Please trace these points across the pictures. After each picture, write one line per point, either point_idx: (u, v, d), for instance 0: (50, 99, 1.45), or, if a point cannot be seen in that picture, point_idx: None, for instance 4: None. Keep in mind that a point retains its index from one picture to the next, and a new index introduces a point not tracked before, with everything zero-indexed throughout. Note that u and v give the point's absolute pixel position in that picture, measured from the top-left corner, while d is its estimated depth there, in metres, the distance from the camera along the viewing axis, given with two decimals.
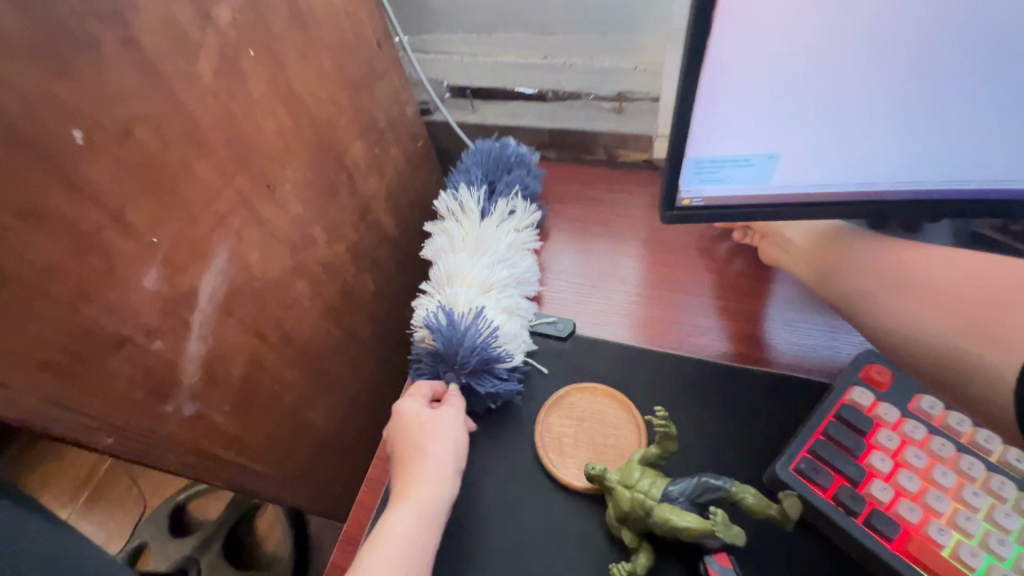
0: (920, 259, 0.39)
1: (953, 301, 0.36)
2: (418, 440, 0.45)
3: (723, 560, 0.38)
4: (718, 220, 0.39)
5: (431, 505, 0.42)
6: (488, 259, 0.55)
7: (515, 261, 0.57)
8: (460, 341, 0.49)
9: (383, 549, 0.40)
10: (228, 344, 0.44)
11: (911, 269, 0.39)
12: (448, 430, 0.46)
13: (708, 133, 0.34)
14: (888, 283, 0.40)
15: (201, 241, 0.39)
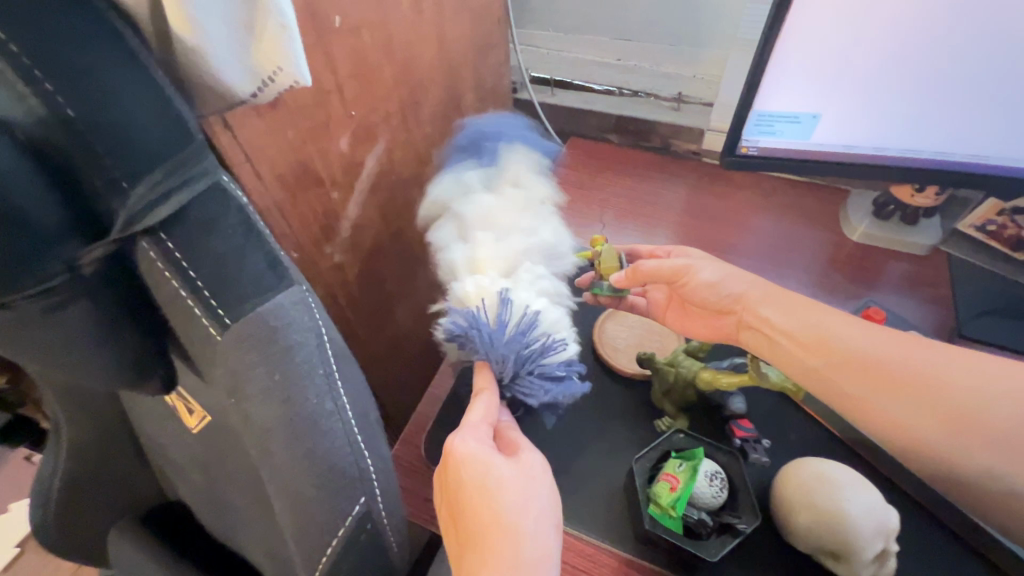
0: (922, 359, 0.39)
1: (980, 403, 0.37)
2: (494, 503, 0.37)
3: (745, 424, 0.48)
4: (765, 169, 0.51)
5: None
6: (501, 234, 0.52)
7: (535, 229, 0.54)
8: (496, 341, 0.44)
9: None
10: (368, 219, 0.55)
11: (939, 375, 0.39)
12: (531, 489, 0.38)
13: (770, 93, 0.47)
14: (909, 395, 0.39)
15: (373, 126, 0.51)
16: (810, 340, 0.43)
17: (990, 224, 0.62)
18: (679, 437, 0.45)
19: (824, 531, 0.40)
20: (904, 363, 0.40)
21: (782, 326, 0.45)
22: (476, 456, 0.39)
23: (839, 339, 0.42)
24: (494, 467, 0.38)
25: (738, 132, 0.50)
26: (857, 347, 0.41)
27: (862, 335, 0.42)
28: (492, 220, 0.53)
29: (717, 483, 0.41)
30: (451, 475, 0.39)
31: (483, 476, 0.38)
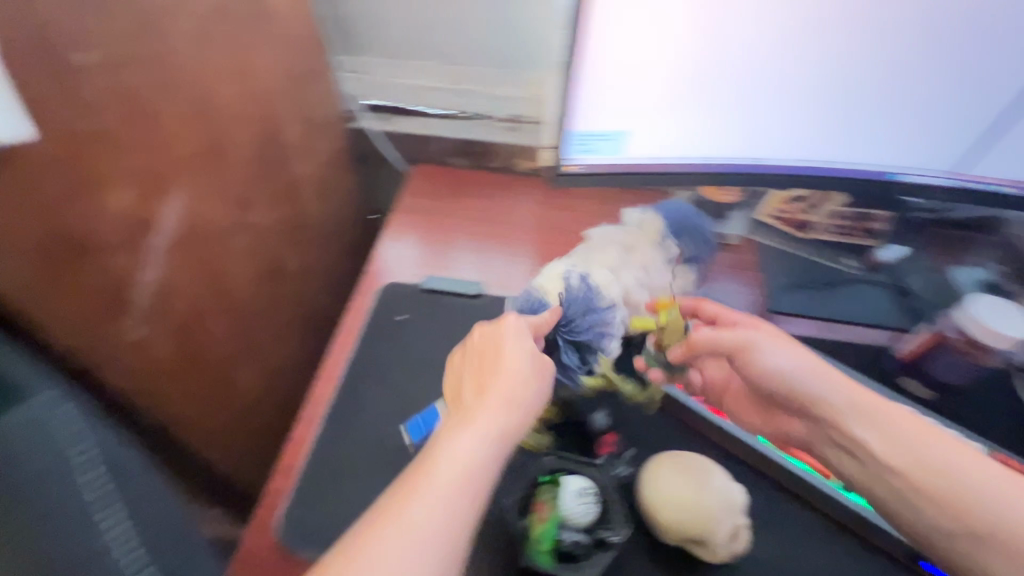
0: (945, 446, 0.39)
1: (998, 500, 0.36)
2: (458, 426, 0.36)
3: (609, 437, 0.51)
4: (591, 184, 0.54)
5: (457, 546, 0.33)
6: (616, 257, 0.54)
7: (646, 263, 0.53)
8: (582, 306, 0.48)
9: None
10: (176, 283, 0.48)
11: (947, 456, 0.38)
12: (497, 425, 0.37)
13: (582, 114, 0.49)
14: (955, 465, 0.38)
15: (161, 175, 0.44)
16: (824, 388, 0.44)
17: (780, 211, 0.73)
18: (547, 459, 0.45)
19: (687, 522, 0.42)
20: (917, 441, 0.40)
21: (792, 376, 0.45)
22: (514, 346, 0.41)
23: (885, 414, 0.41)
24: (528, 386, 0.40)
25: (561, 151, 0.51)
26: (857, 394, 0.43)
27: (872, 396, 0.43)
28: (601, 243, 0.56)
29: (587, 499, 0.42)
30: (492, 337, 0.42)
31: (513, 384, 0.39)
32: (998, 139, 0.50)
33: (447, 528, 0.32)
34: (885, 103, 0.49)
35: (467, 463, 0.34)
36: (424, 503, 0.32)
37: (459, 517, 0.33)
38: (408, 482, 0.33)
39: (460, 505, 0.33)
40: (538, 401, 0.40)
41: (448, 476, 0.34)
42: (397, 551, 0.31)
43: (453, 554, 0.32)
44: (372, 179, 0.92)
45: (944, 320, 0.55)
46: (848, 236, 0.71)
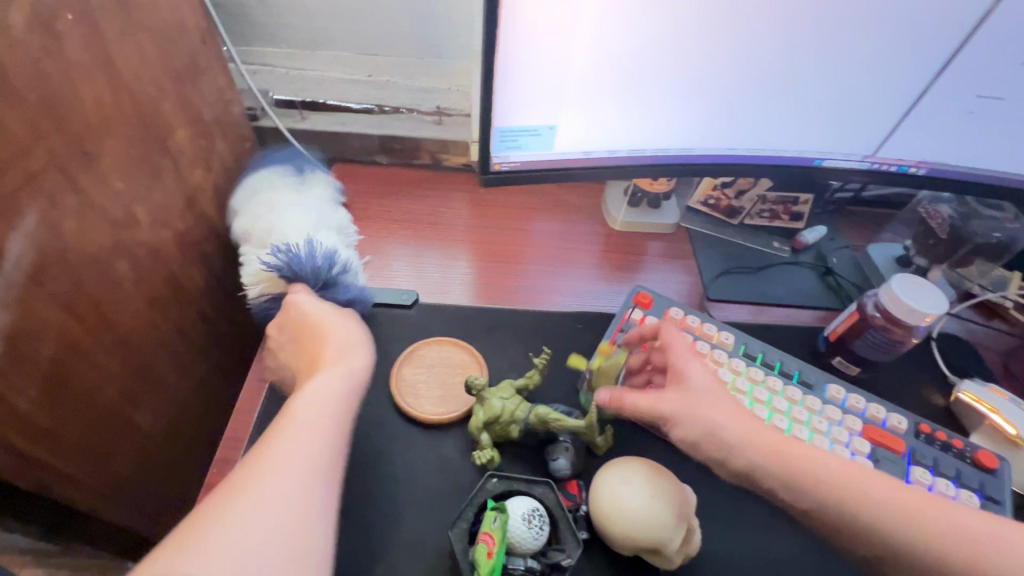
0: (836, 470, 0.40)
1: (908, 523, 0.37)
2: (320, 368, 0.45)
3: (573, 488, 0.45)
4: (521, 181, 0.51)
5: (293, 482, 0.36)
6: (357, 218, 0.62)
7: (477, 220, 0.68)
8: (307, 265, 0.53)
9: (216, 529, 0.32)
10: (41, 322, 0.40)
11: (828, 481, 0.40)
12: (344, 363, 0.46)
13: (506, 109, 0.46)
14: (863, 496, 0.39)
15: (6, 197, 0.36)
16: (753, 455, 0.41)
17: (710, 199, 0.73)
18: (492, 483, 0.42)
19: (638, 535, 0.41)
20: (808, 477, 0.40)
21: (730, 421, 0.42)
22: (329, 315, 0.50)
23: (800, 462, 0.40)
24: (355, 348, 0.48)
25: (487, 149, 0.48)
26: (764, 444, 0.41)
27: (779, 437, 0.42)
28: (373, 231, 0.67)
29: (535, 523, 0.39)
30: (292, 315, 0.50)
31: (338, 346, 0.47)
32: (909, 122, 0.51)
33: (314, 467, 0.37)
34: (805, 88, 0.49)
35: (325, 413, 0.41)
36: (275, 462, 0.36)
37: (315, 469, 0.37)
38: (268, 437, 0.39)
39: (318, 449, 0.38)
40: (366, 363, 0.48)
41: (309, 426, 0.39)
42: (268, 494, 0.35)
43: (320, 475, 0.37)
44: None
45: (865, 297, 0.56)
46: (777, 219, 0.72)
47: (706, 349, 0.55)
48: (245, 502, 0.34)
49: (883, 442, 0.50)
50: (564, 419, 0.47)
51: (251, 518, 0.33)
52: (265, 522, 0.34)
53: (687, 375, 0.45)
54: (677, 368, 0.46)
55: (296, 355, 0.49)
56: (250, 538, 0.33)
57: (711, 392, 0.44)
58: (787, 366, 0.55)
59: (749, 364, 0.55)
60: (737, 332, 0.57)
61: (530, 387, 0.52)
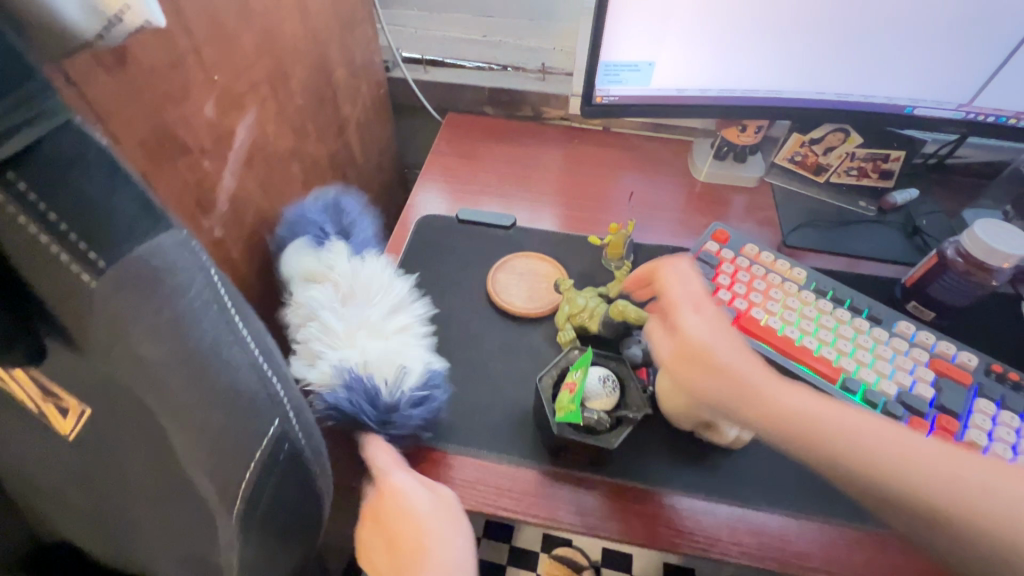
0: (851, 426, 0.38)
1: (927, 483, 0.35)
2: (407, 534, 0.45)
3: (642, 373, 0.53)
4: (618, 116, 0.59)
5: None
6: (369, 309, 0.52)
7: (368, 311, 0.52)
8: (408, 410, 0.48)
9: None
10: (249, 195, 0.54)
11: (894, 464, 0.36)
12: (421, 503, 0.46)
13: (613, 45, 0.54)
14: (884, 464, 0.36)
15: (241, 94, 0.50)
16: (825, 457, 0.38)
17: (796, 155, 0.75)
18: (574, 353, 0.51)
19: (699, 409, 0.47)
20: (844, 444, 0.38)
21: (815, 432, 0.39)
22: (430, 513, 0.45)
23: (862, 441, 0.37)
24: (435, 519, 0.45)
25: (592, 83, 0.56)
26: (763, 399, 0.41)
27: (784, 394, 0.41)
28: (363, 287, 0.53)
29: (609, 384, 0.47)
30: (386, 503, 0.46)
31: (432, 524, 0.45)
32: (1007, 68, 0.53)
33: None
34: (901, 31, 0.52)
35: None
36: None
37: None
38: None
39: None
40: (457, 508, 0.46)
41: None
42: None
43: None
44: (408, 130, 0.97)
45: (947, 244, 0.57)
46: (864, 177, 0.73)
47: (777, 281, 0.60)
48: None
49: (949, 375, 0.52)
50: (642, 313, 0.54)
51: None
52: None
53: (682, 328, 0.45)
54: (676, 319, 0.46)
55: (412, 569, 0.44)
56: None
57: (703, 325, 0.45)
58: (857, 303, 0.59)
59: (818, 297, 0.59)
60: (810, 271, 0.61)
61: (609, 296, 0.60)
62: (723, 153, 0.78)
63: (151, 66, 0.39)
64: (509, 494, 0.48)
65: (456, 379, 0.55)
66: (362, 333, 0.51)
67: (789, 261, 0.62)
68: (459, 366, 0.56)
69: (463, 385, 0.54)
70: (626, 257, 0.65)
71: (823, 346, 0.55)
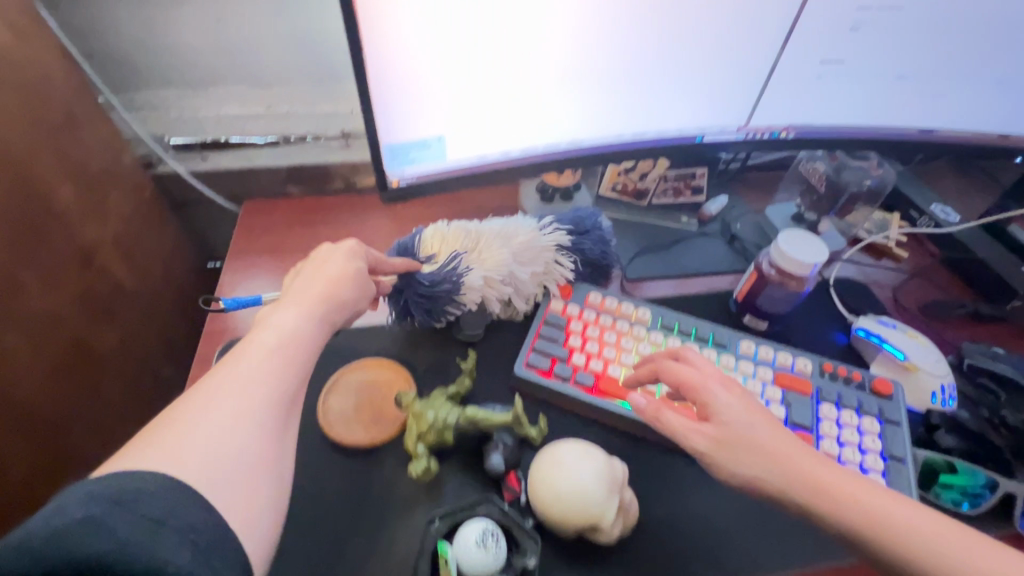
0: (824, 476, 0.40)
1: (899, 523, 0.37)
2: (313, 266, 0.47)
3: (512, 480, 0.47)
4: (423, 194, 0.53)
5: (286, 352, 0.41)
6: (502, 243, 0.57)
7: (512, 240, 0.57)
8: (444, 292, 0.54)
9: (200, 406, 0.36)
10: None
11: (854, 496, 0.39)
12: (335, 258, 0.48)
13: (390, 127, 0.47)
14: (842, 503, 0.38)
15: None
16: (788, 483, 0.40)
17: (617, 184, 0.75)
18: (435, 525, 0.42)
19: (577, 521, 0.43)
20: (822, 489, 0.39)
21: (799, 471, 0.40)
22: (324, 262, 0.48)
23: (836, 486, 0.39)
24: (332, 264, 0.47)
25: (380, 167, 0.49)
26: (737, 458, 0.41)
27: (774, 443, 0.41)
28: (506, 238, 0.57)
29: (488, 542, 0.40)
30: (307, 266, 0.48)
31: (321, 293, 0.45)
32: (772, 88, 0.55)
33: (258, 412, 0.37)
34: (676, 69, 0.52)
35: (288, 338, 0.41)
36: (222, 389, 0.37)
37: (292, 362, 0.41)
38: (219, 365, 0.39)
39: (273, 397, 0.38)
40: (352, 297, 0.47)
41: (269, 344, 0.41)
42: (198, 435, 0.35)
43: (269, 416, 0.37)
44: (205, 221, 0.82)
45: (761, 257, 0.60)
46: (682, 195, 0.76)
47: (626, 327, 0.59)
48: (211, 405, 0.36)
49: (793, 387, 0.54)
50: (492, 416, 0.48)
51: (212, 431, 0.35)
52: (231, 479, 0.34)
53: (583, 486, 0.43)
54: (705, 400, 0.44)
55: (309, 284, 0.46)
56: (205, 452, 0.34)
57: (707, 437, 0.43)
58: (702, 331, 0.58)
59: (668, 334, 0.58)
60: (654, 308, 0.60)
61: (461, 393, 0.53)
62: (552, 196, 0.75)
63: None
64: None
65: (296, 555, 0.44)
66: (491, 239, 0.56)
67: (635, 303, 0.61)
68: (291, 536, 0.45)
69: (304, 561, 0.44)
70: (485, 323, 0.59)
71: None
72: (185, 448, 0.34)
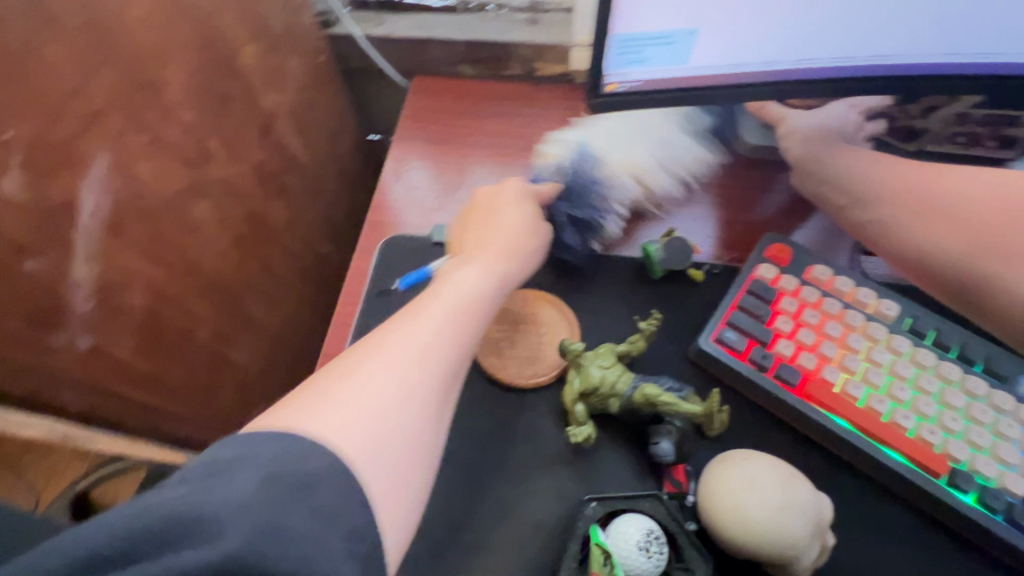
0: (948, 188, 0.45)
1: (994, 218, 0.43)
2: (488, 213, 0.47)
3: (679, 473, 0.40)
4: (639, 108, 0.40)
5: (465, 312, 0.38)
6: (634, 141, 0.54)
7: (669, 145, 0.55)
8: (585, 180, 0.51)
9: (396, 354, 0.34)
10: (128, 273, 0.39)
11: (964, 207, 0.44)
12: (512, 211, 0.46)
13: (632, 9, 0.35)
14: (946, 200, 0.44)
15: (68, 143, 0.33)
16: (892, 209, 0.46)
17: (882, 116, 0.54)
18: (592, 507, 0.37)
19: (762, 553, 0.35)
20: (922, 197, 0.45)
21: (940, 205, 0.44)
22: (512, 206, 0.47)
23: (936, 196, 0.45)
24: (522, 218, 0.46)
25: (600, 65, 0.38)
26: (884, 193, 0.46)
27: (912, 175, 0.47)
28: (609, 137, 0.54)
29: (654, 549, 0.34)
30: (485, 201, 0.48)
31: (508, 244, 0.44)
32: None
33: (431, 381, 0.34)
34: None
35: (472, 293, 0.40)
36: (402, 341, 0.35)
37: (465, 316, 0.38)
38: (410, 308, 0.38)
39: (445, 359, 0.36)
40: (521, 270, 0.44)
41: (453, 300, 0.39)
42: (404, 393, 0.33)
43: (440, 386, 0.35)
44: (372, 94, 0.77)
45: None
46: (975, 145, 0.54)
47: (858, 321, 0.45)
48: (373, 363, 0.34)
49: None
50: (678, 404, 0.40)
51: (375, 402, 0.32)
52: (385, 453, 0.31)
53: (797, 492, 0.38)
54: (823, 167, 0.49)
55: (482, 238, 0.45)
56: (384, 414, 0.32)
57: (850, 196, 0.48)
58: (968, 351, 0.43)
59: (916, 343, 0.44)
60: (903, 302, 0.45)
61: (632, 354, 0.45)
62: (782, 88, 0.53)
63: None
64: None
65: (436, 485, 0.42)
66: (621, 136, 0.54)
67: (875, 291, 0.46)
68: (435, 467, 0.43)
69: (444, 496, 0.42)
70: (700, 266, 0.50)
71: (922, 422, 0.41)
72: (371, 392, 0.32)
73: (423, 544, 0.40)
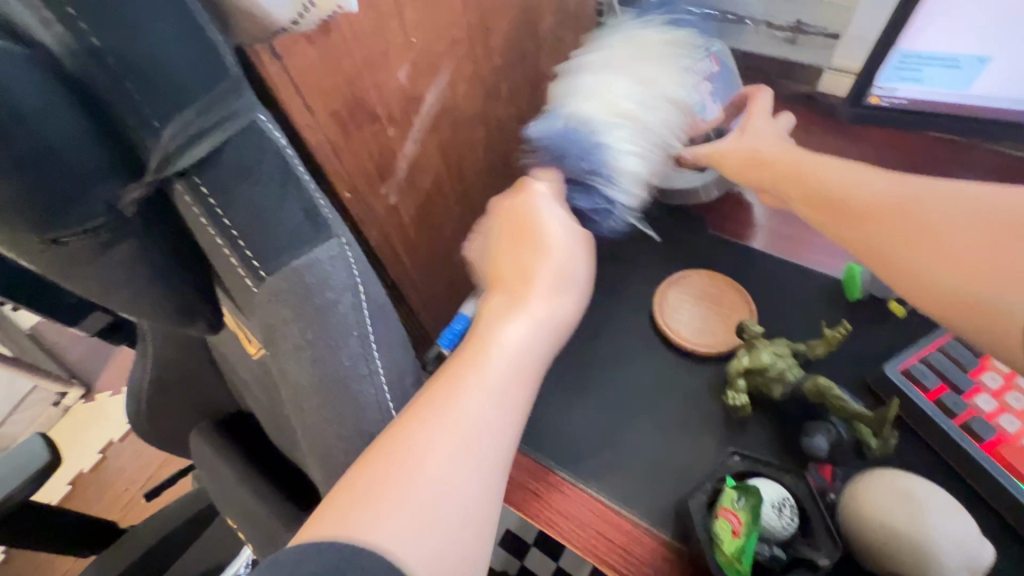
0: (924, 195, 0.35)
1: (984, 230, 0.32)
2: (540, 235, 0.41)
3: (826, 473, 0.42)
4: (896, 122, 0.43)
5: (513, 392, 0.35)
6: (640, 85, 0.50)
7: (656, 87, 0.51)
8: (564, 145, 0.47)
9: (424, 458, 0.31)
10: (429, 161, 0.51)
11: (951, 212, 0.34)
12: (578, 254, 0.41)
13: (927, 26, 0.37)
14: (958, 211, 0.34)
15: (436, 58, 0.46)
16: (873, 215, 0.37)
17: None
18: (734, 460, 0.41)
19: (896, 564, 0.36)
20: (876, 195, 0.37)
21: (880, 196, 0.37)
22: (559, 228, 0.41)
23: (922, 196, 0.35)
24: (572, 261, 0.41)
25: (871, 76, 0.41)
26: (854, 191, 0.39)
27: (855, 178, 0.40)
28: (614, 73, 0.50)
29: (786, 513, 0.37)
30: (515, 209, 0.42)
31: (558, 270, 0.39)
32: None
33: (486, 448, 0.32)
34: None
35: (520, 358, 0.36)
36: (431, 436, 0.31)
37: (515, 388, 0.35)
38: (448, 387, 0.33)
39: (486, 449, 0.32)
40: (573, 315, 0.40)
41: (504, 374, 0.35)
42: (431, 494, 0.30)
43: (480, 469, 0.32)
44: None
45: None
46: None
47: None
48: (400, 480, 0.30)
49: None
50: (850, 404, 0.42)
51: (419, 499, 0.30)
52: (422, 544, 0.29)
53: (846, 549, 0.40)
54: (803, 168, 0.43)
55: (524, 262, 0.40)
56: (418, 522, 0.29)
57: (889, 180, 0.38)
58: None
59: None
60: None
61: (809, 355, 0.46)
62: (709, 109, 0.55)
63: (351, 28, 0.37)
64: (619, 551, 0.43)
65: (593, 403, 0.49)
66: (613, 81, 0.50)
67: None
68: (596, 387, 0.50)
69: (597, 414, 0.48)
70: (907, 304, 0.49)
71: None
72: (439, 498, 0.30)
73: (572, 441, 0.47)
